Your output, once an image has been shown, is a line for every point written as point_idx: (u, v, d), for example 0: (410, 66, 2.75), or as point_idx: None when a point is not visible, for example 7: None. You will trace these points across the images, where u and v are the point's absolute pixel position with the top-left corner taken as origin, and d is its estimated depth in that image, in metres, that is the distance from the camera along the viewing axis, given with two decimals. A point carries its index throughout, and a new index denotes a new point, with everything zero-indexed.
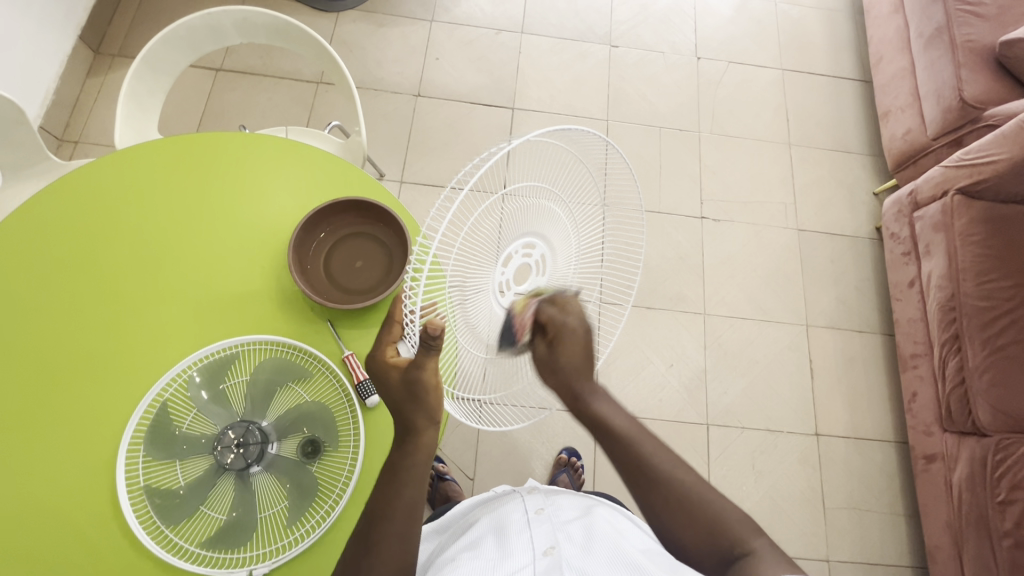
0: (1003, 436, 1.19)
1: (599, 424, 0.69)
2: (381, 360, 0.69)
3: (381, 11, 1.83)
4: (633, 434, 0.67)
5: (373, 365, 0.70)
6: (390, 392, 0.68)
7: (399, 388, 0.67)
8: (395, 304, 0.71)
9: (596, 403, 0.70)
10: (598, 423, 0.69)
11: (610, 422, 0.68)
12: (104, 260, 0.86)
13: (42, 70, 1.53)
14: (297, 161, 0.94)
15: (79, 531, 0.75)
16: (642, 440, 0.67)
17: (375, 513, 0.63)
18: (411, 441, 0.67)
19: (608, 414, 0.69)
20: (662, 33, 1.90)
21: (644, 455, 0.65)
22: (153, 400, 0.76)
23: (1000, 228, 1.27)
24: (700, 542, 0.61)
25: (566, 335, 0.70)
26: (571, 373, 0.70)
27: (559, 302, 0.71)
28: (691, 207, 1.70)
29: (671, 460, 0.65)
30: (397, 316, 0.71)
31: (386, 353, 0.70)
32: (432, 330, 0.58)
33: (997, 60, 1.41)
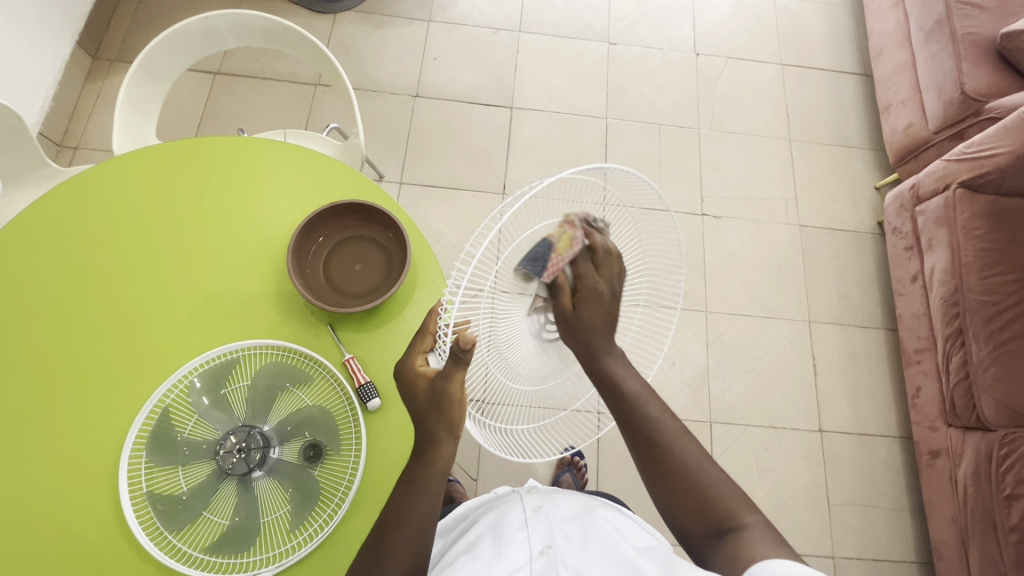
0: (1009, 431, 1.18)
1: (611, 385, 0.65)
2: (410, 368, 0.66)
3: (378, 12, 1.83)
4: (644, 398, 0.65)
5: (399, 373, 0.66)
6: (415, 400, 0.64)
7: (423, 396, 0.63)
8: (429, 314, 0.68)
9: (612, 364, 0.65)
10: (608, 383, 0.65)
11: (622, 383, 0.65)
12: (104, 265, 0.86)
13: (41, 76, 1.53)
14: (296, 164, 0.94)
15: (83, 537, 0.75)
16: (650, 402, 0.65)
17: (385, 522, 0.63)
18: (429, 453, 0.64)
19: (623, 376, 0.65)
20: (660, 30, 1.89)
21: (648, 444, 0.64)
22: (154, 406, 0.76)
23: (1002, 222, 1.27)
24: (693, 517, 0.62)
25: (594, 296, 0.63)
26: (591, 334, 0.64)
27: (598, 259, 0.64)
28: (692, 205, 1.69)
29: (676, 428, 0.65)
30: (431, 325, 0.68)
31: (417, 361, 0.66)
32: (464, 344, 0.56)
33: (999, 52, 1.40)
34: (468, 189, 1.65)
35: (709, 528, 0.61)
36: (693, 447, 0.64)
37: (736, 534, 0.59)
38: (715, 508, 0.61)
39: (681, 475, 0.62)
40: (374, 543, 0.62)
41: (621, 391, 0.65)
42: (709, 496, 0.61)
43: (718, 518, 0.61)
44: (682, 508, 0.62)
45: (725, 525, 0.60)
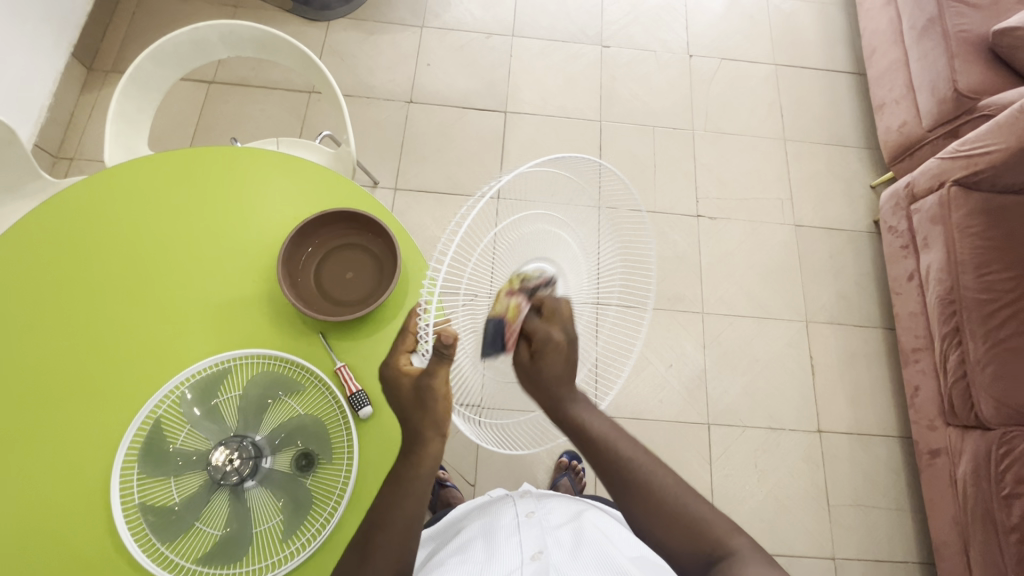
0: (1007, 429, 1.18)
1: (580, 431, 0.67)
2: (395, 368, 0.66)
3: (372, 19, 1.83)
4: (614, 438, 0.66)
5: (383, 374, 0.67)
6: (399, 399, 0.65)
7: (407, 396, 0.64)
8: (409, 314, 0.68)
9: (576, 409, 0.68)
10: (576, 431, 0.68)
11: (589, 428, 0.67)
12: (98, 277, 0.87)
13: (36, 88, 1.54)
14: (289, 173, 0.94)
15: (79, 550, 0.75)
16: (622, 444, 0.65)
17: (373, 522, 0.63)
18: (415, 454, 0.64)
19: (589, 420, 0.68)
20: (653, 32, 1.90)
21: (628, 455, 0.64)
22: (146, 418, 0.76)
23: (997, 220, 1.26)
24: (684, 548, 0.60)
25: (550, 346, 0.67)
26: (551, 383, 0.68)
27: (548, 310, 0.68)
28: (688, 206, 1.69)
29: (652, 463, 0.64)
30: (412, 324, 0.68)
31: (400, 361, 0.67)
32: (445, 338, 0.56)
33: (992, 50, 1.40)
34: (462, 194, 1.65)
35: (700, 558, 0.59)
36: (674, 485, 0.63)
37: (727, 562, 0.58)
38: (704, 535, 0.60)
39: (664, 507, 0.61)
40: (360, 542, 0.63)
41: (591, 435, 0.66)
42: (698, 526, 0.60)
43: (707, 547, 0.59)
44: (669, 540, 0.61)
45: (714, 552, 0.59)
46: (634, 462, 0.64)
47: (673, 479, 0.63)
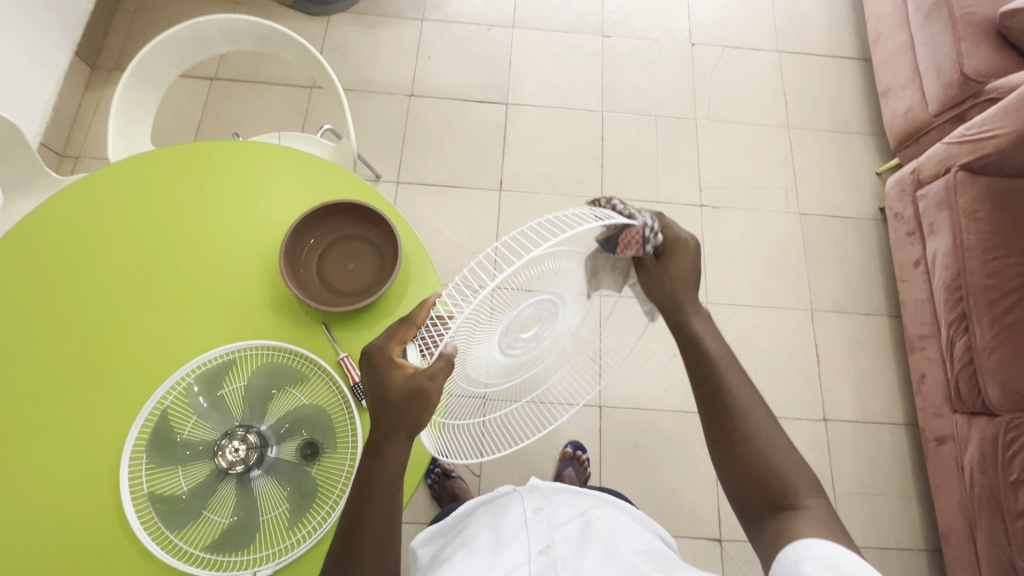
0: (1014, 415, 1.17)
1: (693, 345, 0.69)
2: (387, 356, 0.60)
3: (372, 12, 1.83)
4: (724, 362, 0.67)
5: (376, 359, 0.60)
6: (388, 395, 0.59)
7: (400, 391, 0.58)
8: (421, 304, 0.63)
9: (697, 324, 0.69)
10: (691, 343, 0.69)
11: (703, 342, 0.68)
12: (103, 270, 0.88)
13: (41, 87, 1.56)
14: (290, 165, 0.95)
15: (89, 540, 0.77)
16: (731, 373, 0.66)
17: (362, 513, 0.62)
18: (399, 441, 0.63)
19: (706, 337, 0.69)
20: (655, 21, 1.88)
21: (727, 388, 0.66)
22: (152, 409, 0.77)
23: (1003, 204, 1.24)
24: (755, 489, 0.61)
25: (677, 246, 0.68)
26: (677, 291, 0.69)
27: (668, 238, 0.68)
28: (691, 196, 1.69)
29: (750, 399, 0.65)
30: (420, 317, 0.62)
31: (394, 350, 0.61)
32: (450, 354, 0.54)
33: (999, 32, 1.38)
34: (464, 187, 1.65)
35: (765, 501, 0.61)
36: (766, 418, 0.64)
37: (792, 512, 0.58)
38: (777, 484, 0.60)
39: (755, 446, 0.62)
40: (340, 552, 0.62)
41: (703, 351, 0.68)
42: (776, 472, 0.61)
43: (780, 491, 0.60)
44: (737, 478, 0.62)
45: (784, 491, 0.60)
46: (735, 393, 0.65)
47: (767, 421, 0.64)
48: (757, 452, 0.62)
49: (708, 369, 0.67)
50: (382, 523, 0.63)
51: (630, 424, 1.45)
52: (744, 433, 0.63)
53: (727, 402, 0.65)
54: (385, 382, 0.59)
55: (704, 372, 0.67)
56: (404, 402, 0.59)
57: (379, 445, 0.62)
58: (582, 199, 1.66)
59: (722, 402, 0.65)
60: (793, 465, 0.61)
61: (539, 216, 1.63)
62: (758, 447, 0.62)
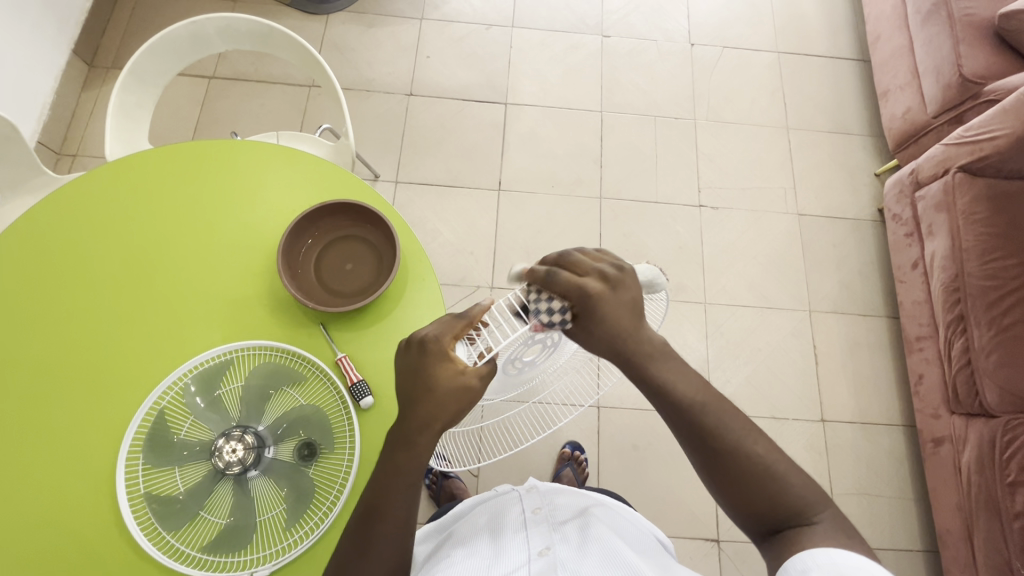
0: (1012, 417, 1.17)
1: (659, 392, 0.60)
2: (442, 350, 0.59)
3: (371, 11, 1.83)
4: (702, 402, 0.59)
5: (428, 350, 0.59)
6: (434, 389, 0.58)
7: (449, 386, 0.58)
8: (482, 302, 0.59)
9: (659, 368, 0.60)
10: (660, 390, 0.60)
11: (672, 389, 0.59)
12: (100, 269, 0.87)
13: (38, 85, 1.55)
14: (288, 165, 0.94)
15: (84, 540, 0.76)
16: (713, 407, 0.60)
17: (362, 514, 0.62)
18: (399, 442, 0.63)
19: (671, 379, 0.60)
20: (654, 21, 1.88)
21: (712, 429, 0.59)
22: (149, 410, 0.77)
23: (1001, 207, 1.24)
24: (760, 515, 0.58)
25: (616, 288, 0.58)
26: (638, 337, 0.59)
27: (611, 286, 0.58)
28: (690, 197, 1.69)
29: (740, 425, 0.59)
30: (477, 314, 0.60)
31: (448, 344, 0.59)
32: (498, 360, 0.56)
33: (997, 34, 1.38)
34: (463, 187, 1.65)
35: (771, 525, 0.58)
36: (761, 445, 0.59)
37: (804, 530, 0.57)
38: (782, 508, 0.58)
39: (754, 475, 0.58)
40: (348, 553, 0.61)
41: (676, 399, 0.59)
42: (779, 499, 0.58)
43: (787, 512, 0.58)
44: (742, 509, 0.59)
45: (791, 511, 0.58)
46: (722, 426, 0.59)
47: (763, 447, 0.59)
48: (760, 482, 0.58)
49: (689, 412, 0.59)
50: (393, 525, 0.62)
51: (628, 425, 1.45)
52: (741, 467, 0.58)
53: (718, 439, 0.59)
54: (432, 375, 0.59)
55: (684, 415, 0.60)
56: (448, 397, 0.59)
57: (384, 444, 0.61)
58: (581, 199, 1.66)
59: (710, 440, 0.59)
60: (795, 483, 0.58)
61: (537, 217, 1.63)
62: (760, 478, 0.58)
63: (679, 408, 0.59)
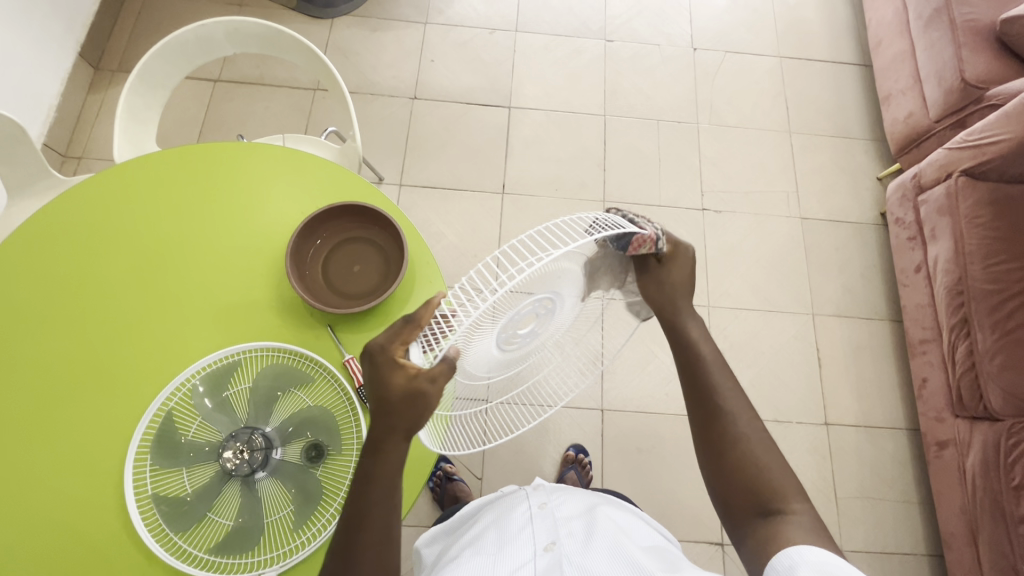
0: (1015, 421, 1.17)
1: (685, 347, 0.69)
2: (390, 358, 0.59)
3: (375, 16, 1.84)
4: (714, 366, 0.68)
5: (377, 359, 0.59)
6: (387, 396, 0.58)
7: (400, 391, 0.58)
8: (427, 303, 0.60)
9: (689, 326, 0.70)
10: (682, 344, 0.70)
11: (696, 345, 0.69)
12: (107, 272, 0.88)
13: (44, 87, 1.55)
14: (295, 167, 0.95)
15: (92, 542, 0.76)
16: (720, 373, 0.67)
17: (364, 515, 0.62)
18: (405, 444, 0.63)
19: (698, 340, 0.69)
20: (657, 26, 1.89)
21: (716, 393, 0.66)
22: (157, 411, 0.77)
23: (1005, 210, 1.25)
24: (737, 492, 0.62)
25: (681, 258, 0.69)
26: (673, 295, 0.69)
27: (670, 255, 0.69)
28: (693, 200, 1.69)
29: (741, 405, 0.66)
30: (425, 316, 0.60)
31: (396, 352, 0.59)
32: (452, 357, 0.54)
33: (999, 39, 1.39)
34: (467, 190, 1.66)
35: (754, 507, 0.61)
36: (757, 427, 0.64)
37: (777, 518, 0.59)
38: (764, 490, 0.61)
39: (742, 451, 0.63)
40: (340, 552, 0.61)
41: (696, 353, 0.69)
42: (764, 479, 0.61)
43: (764, 496, 0.61)
44: (723, 482, 0.63)
45: (769, 497, 0.60)
46: (724, 395, 0.66)
47: (757, 428, 0.64)
48: (745, 457, 0.62)
49: (697, 368, 0.68)
50: (381, 523, 0.62)
51: (632, 427, 1.45)
52: (734, 436, 0.63)
53: (716, 406, 0.65)
54: (385, 383, 0.59)
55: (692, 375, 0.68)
56: (403, 404, 0.58)
57: (382, 443, 0.62)
58: (584, 202, 1.66)
59: (711, 403, 0.66)
60: (779, 472, 0.62)
61: (541, 220, 1.63)
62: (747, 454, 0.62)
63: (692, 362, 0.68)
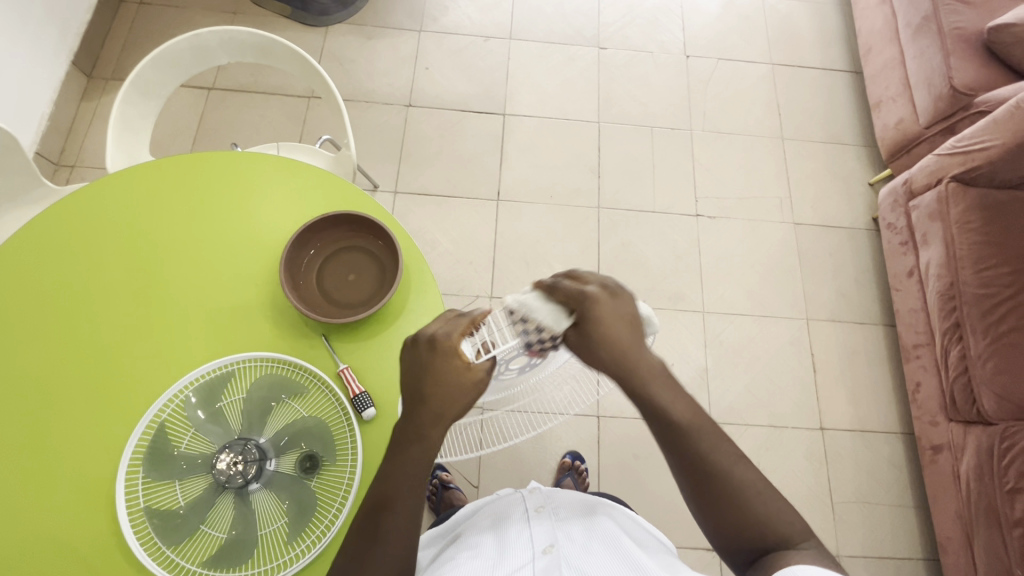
0: (1009, 424, 1.17)
1: (654, 414, 0.62)
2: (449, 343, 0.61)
3: (370, 24, 1.85)
4: (693, 428, 0.62)
5: (438, 346, 0.61)
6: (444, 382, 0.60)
7: (464, 384, 0.60)
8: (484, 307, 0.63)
9: (656, 392, 0.62)
10: (653, 411, 0.63)
11: (669, 411, 0.62)
12: (100, 282, 0.87)
13: (37, 96, 1.55)
14: (289, 177, 0.95)
15: (83, 556, 0.75)
16: (701, 435, 0.62)
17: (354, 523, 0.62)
18: (399, 454, 0.63)
19: (671, 405, 0.62)
20: (650, 33, 1.91)
21: (701, 456, 0.62)
22: (149, 422, 0.76)
23: (994, 216, 1.26)
24: (742, 540, 0.60)
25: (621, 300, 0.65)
26: None
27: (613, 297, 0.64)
28: (687, 206, 1.70)
29: (731, 455, 0.62)
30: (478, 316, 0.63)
31: (457, 340, 0.61)
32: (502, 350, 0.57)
33: (987, 46, 1.41)
34: (462, 196, 1.66)
35: (755, 545, 0.60)
36: (750, 475, 0.62)
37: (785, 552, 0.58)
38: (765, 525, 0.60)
39: (740, 502, 0.60)
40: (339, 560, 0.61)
41: (671, 421, 0.62)
42: (764, 516, 0.60)
43: (768, 534, 0.60)
44: (724, 525, 0.61)
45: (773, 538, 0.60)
46: (711, 450, 0.62)
47: (752, 475, 0.62)
48: (746, 500, 0.60)
49: (676, 436, 0.62)
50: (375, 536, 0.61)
51: (629, 434, 1.45)
52: (730, 490, 0.61)
53: (707, 466, 0.61)
54: (439, 369, 0.61)
55: (676, 441, 0.62)
56: (457, 388, 0.60)
57: None
58: (579, 209, 1.67)
59: (701, 464, 0.61)
60: (779, 509, 0.61)
61: (536, 226, 1.64)
62: (747, 492, 0.61)
63: (670, 430, 0.62)
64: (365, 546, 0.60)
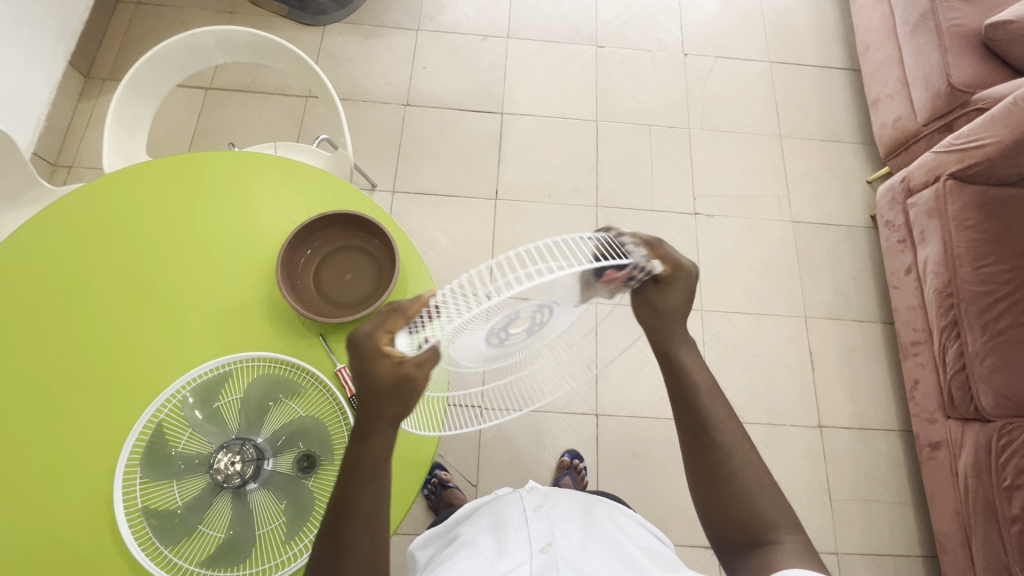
0: (1007, 421, 1.18)
1: (677, 371, 0.67)
2: (374, 344, 0.58)
3: (368, 23, 1.84)
4: (707, 395, 0.65)
5: (361, 347, 0.58)
6: (373, 384, 0.58)
7: (389, 378, 0.57)
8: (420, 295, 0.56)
9: (684, 352, 0.68)
10: (677, 370, 0.68)
11: (689, 374, 0.66)
12: (98, 282, 0.87)
13: (33, 97, 1.55)
14: (287, 177, 0.94)
15: (81, 557, 0.75)
16: (714, 403, 0.65)
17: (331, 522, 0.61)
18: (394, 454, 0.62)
19: (693, 367, 0.67)
20: (648, 31, 1.90)
21: (710, 424, 0.64)
22: (147, 422, 0.76)
23: (992, 212, 1.26)
24: (734, 527, 0.61)
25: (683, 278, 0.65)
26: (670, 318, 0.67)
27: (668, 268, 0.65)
28: (685, 204, 1.70)
29: (737, 437, 0.64)
30: (413, 308, 0.57)
31: (382, 340, 0.58)
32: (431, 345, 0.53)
33: (985, 43, 1.41)
34: (460, 196, 1.66)
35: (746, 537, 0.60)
36: (751, 459, 0.63)
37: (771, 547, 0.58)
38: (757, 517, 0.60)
39: (734, 483, 0.61)
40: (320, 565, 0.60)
41: (690, 383, 0.66)
42: (756, 509, 0.60)
43: (758, 526, 0.60)
44: (715, 509, 0.62)
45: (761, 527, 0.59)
46: (719, 425, 0.64)
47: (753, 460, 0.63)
48: (740, 490, 0.61)
49: (692, 397, 0.66)
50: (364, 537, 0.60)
51: (627, 433, 1.45)
52: (731, 468, 0.62)
53: (712, 436, 0.64)
54: (371, 371, 0.58)
55: (687, 404, 0.66)
56: (389, 390, 0.57)
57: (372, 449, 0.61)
58: (577, 208, 1.67)
59: (709, 434, 0.64)
60: (774, 502, 0.61)
61: (534, 226, 1.64)
62: (742, 482, 0.61)
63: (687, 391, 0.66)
64: (352, 546, 0.60)
